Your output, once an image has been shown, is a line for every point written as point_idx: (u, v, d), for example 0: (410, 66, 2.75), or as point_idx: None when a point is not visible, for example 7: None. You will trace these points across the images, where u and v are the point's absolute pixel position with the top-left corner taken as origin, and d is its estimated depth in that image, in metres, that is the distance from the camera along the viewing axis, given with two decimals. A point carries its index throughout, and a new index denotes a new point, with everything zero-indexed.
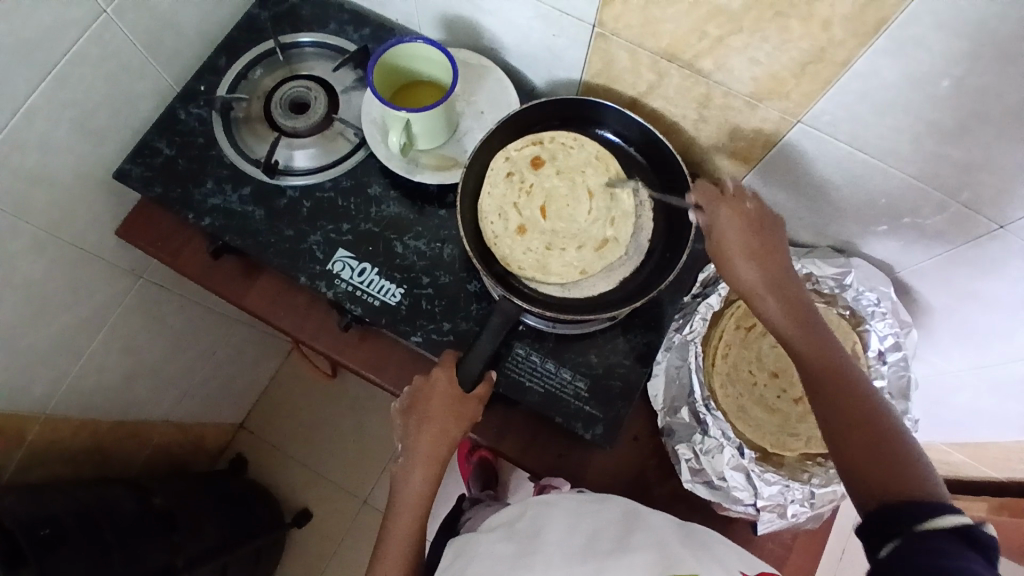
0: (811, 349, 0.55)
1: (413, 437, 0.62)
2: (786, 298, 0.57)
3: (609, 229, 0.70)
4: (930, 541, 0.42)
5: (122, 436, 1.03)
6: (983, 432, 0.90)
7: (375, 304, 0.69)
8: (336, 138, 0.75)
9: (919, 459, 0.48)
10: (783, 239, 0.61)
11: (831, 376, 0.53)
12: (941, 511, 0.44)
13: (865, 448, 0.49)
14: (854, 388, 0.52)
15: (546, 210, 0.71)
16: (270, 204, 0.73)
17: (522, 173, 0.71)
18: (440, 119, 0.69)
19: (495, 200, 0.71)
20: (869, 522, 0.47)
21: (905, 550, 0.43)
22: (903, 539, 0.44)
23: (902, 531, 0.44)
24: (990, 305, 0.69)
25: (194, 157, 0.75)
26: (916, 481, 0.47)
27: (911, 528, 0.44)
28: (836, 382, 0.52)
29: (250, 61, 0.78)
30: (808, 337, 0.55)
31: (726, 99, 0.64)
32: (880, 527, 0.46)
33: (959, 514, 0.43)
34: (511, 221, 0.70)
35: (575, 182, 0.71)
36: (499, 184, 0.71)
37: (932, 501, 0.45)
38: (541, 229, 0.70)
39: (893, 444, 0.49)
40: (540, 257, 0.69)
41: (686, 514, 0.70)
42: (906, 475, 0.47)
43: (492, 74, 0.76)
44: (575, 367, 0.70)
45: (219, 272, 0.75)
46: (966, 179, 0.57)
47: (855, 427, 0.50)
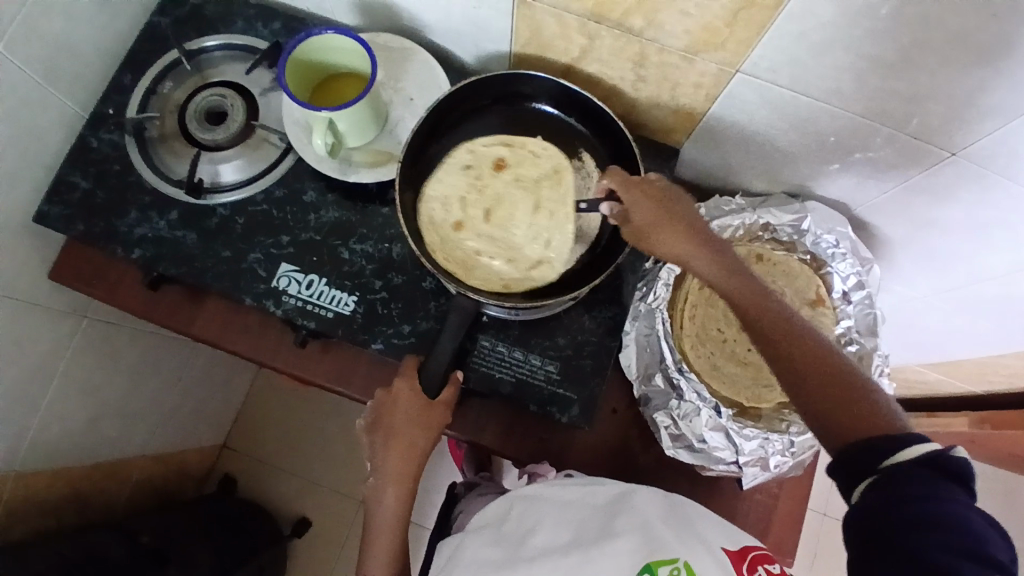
0: (750, 307, 0.54)
1: (382, 454, 0.61)
2: (704, 265, 0.56)
3: (552, 240, 0.68)
4: (913, 481, 0.42)
5: (100, 478, 0.99)
6: (954, 350, 0.92)
7: (329, 316, 0.66)
8: (261, 145, 0.71)
9: (876, 392, 0.48)
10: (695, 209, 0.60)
11: (777, 325, 0.52)
12: (909, 444, 0.44)
13: (822, 393, 0.48)
14: (802, 333, 0.51)
15: (490, 212, 0.68)
16: (201, 226, 0.69)
17: (480, 170, 0.69)
18: (365, 113, 0.64)
19: (442, 188, 0.69)
20: (841, 464, 0.46)
21: (882, 493, 0.43)
22: (874, 479, 0.44)
23: (873, 471, 0.44)
24: (948, 230, 0.69)
25: (114, 186, 0.70)
26: (878, 414, 0.46)
27: (877, 467, 0.44)
28: (782, 337, 0.51)
29: (157, 74, 0.73)
30: (744, 291, 0.54)
31: (662, 56, 0.61)
32: (852, 467, 0.45)
33: (927, 443, 0.43)
34: (451, 214, 0.68)
35: (529, 190, 0.69)
36: (453, 174, 0.69)
37: (895, 434, 0.45)
38: (475, 230, 0.68)
39: (845, 387, 0.48)
40: (467, 258, 0.67)
41: (673, 479, 0.70)
42: (868, 412, 0.47)
43: (415, 55, 0.71)
44: (544, 351, 0.69)
45: (161, 303, 0.71)
46: (914, 110, 0.56)
47: (809, 374, 0.49)
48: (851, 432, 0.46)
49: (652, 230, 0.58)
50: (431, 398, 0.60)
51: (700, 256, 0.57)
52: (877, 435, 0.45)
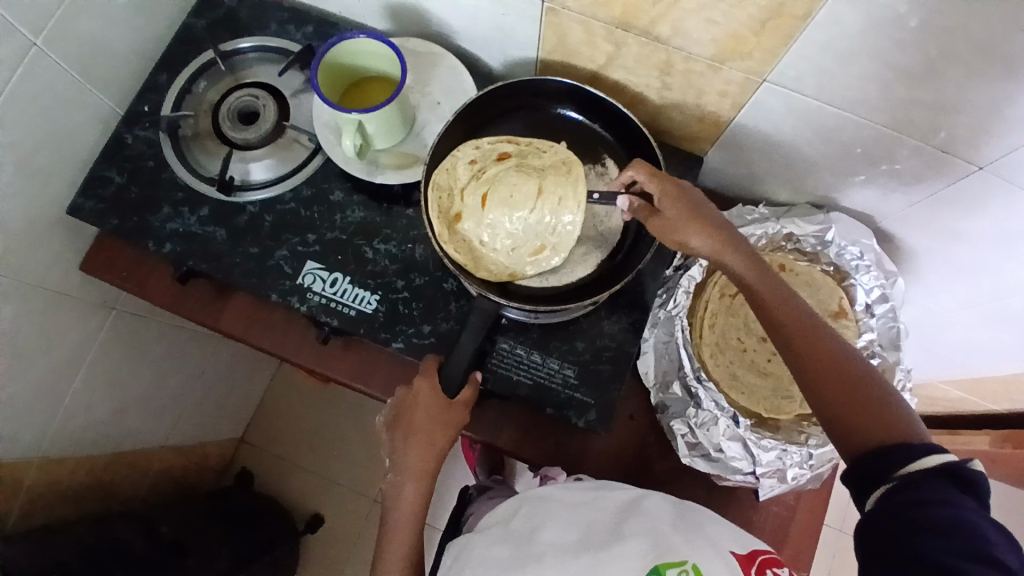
0: (774, 308, 0.53)
1: (401, 452, 0.62)
2: (733, 263, 0.56)
3: (554, 217, 0.65)
4: (920, 487, 0.42)
5: (122, 467, 1.02)
6: (979, 367, 0.91)
7: (352, 314, 0.68)
8: (290, 146, 0.72)
9: (895, 398, 0.48)
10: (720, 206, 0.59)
11: (798, 324, 0.51)
12: (928, 453, 0.44)
13: (843, 395, 0.48)
14: (822, 333, 0.51)
15: (487, 197, 0.65)
16: (230, 223, 0.71)
17: (484, 164, 0.67)
18: (393, 116, 0.65)
19: (447, 180, 0.67)
20: (856, 470, 0.46)
21: (890, 499, 0.43)
22: (890, 487, 0.44)
23: (888, 479, 0.44)
24: (976, 245, 0.68)
25: (147, 182, 0.72)
26: (896, 421, 0.46)
27: (891, 475, 0.44)
28: (805, 339, 0.51)
29: (192, 74, 0.75)
30: (766, 287, 0.54)
31: (688, 64, 0.61)
32: (866, 474, 0.45)
33: (943, 453, 0.43)
34: (455, 207, 0.66)
35: (529, 175, 0.66)
36: (458, 168, 0.67)
37: (913, 443, 0.45)
38: (473, 221, 0.66)
39: (867, 393, 0.48)
40: (470, 252, 0.66)
41: (688, 487, 0.70)
42: (887, 418, 0.47)
43: (443, 60, 0.72)
44: (562, 355, 0.69)
45: (189, 297, 0.73)
46: (943, 122, 0.55)
47: (829, 375, 0.49)
48: (869, 437, 0.46)
49: (679, 226, 0.57)
50: (452, 398, 0.61)
51: (728, 253, 0.56)
52: (895, 442, 0.45)
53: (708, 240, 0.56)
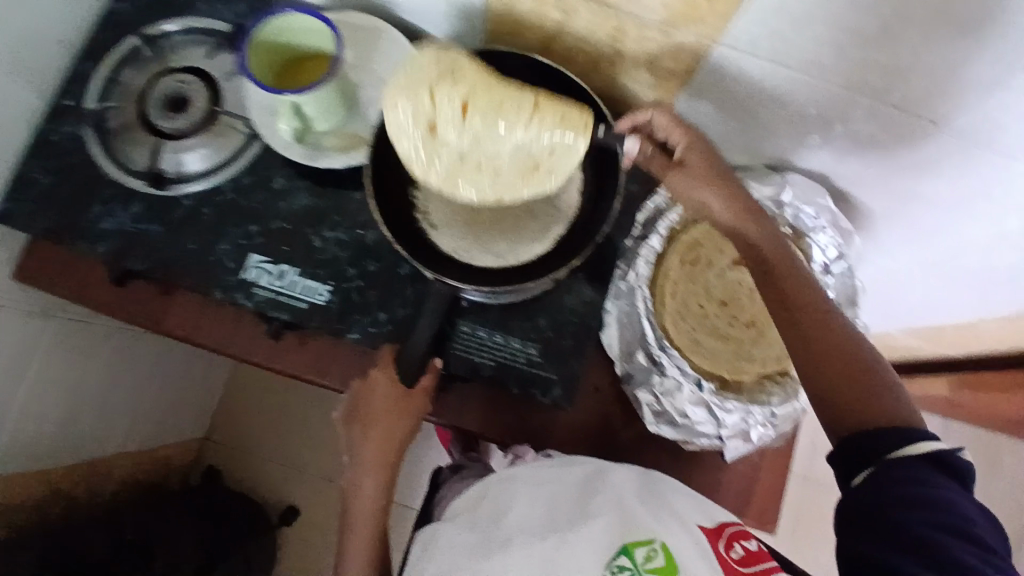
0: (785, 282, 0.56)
1: (360, 443, 0.63)
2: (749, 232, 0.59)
3: (552, 137, 0.56)
4: (908, 468, 0.45)
5: (83, 478, 0.98)
6: (932, 318, 0.93)
7: (303, 306, 0.65)
8: (226, 132, 0.68)
9: (890, 381, 0.50)
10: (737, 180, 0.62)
11: (807, 304, 0.54)
12: (914, 439, 0.46)
13: (838, 375, 0.51)
14: (827, 315, 0.53)
15: (468, 107, 0.55)
16: (168, 218, 0.67)
17: (456, 62, 0.56)
18: (334, 95, 0.62)
19: (411, 81, 0.56)
20: (841, 449, 0.49)
21: (878, 478, 0.45)
22: (873, 469, 0.46)
23: (873, 460, 0.47)
24: (927, 200, 0.69)
25: (75, 179, 0.68)
26: (887, 405, 0.49)
27: (876, 457, 0.47)
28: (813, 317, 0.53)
29: (117, 61, 0.70)
30: (781, 268, 0.56)
31: (640, 30, 0.59)
32: (853, 452, 0.48)
33: (935, 441, 0.46)
34: (426, 115, 0.57)
35: (517, 85, 0.56)
36: (423, 65, 0.56)
37: (905, 428, 0.47)
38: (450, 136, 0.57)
39: (867, 377, 0.50)
40: (451, 169, 0.60)
41: (656, 455, 0.70)
42: (878, 401, 0.49)
43: (385, 33, 0.69)
44: (525, 334, 0.68)
45: (129, 298, 0.69)
46: (893, 80, 0.54)
47: (825, 355, 0.52)
48: (858, 417, 0.49)
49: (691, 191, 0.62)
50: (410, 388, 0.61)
51: (741, 223, 0.60)
52: (882, 425, 0.48)
53: (722, 207, 0.61)
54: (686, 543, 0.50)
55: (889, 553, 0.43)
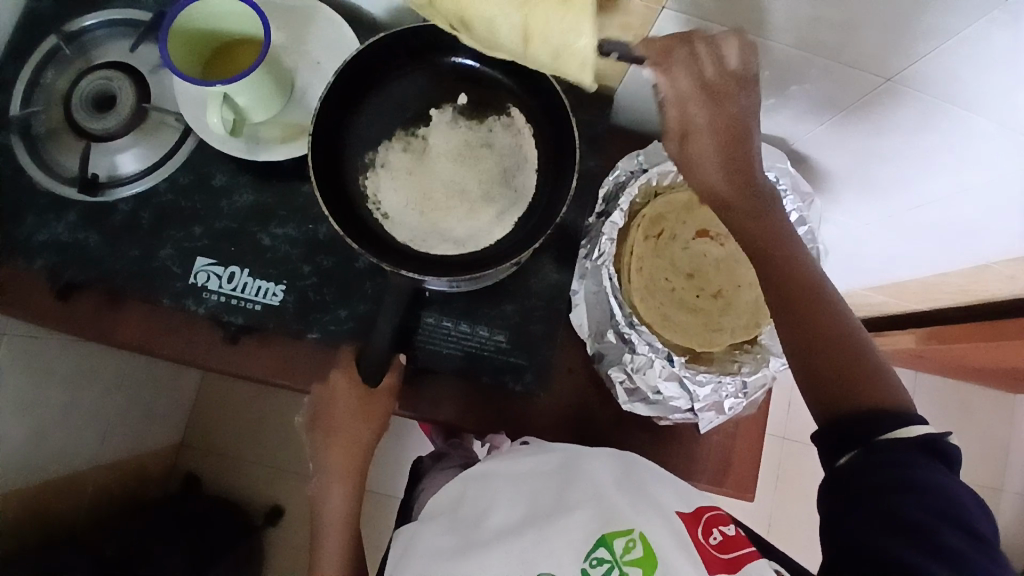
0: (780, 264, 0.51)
1: (324, 450, 0.62)
2: (737, 213, 0.53)
3: (547, 49, 0.46)
4: (899, 452, 0.44)
5: (53, 497, 0.95)
6: (896, 274, 0.94)
7: (258, 308, 0.62)
8: (159, 129, 0.64)
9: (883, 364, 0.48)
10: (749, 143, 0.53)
11: (803, 287, 0.50)
12: (903, 424, 0.45)
13: (831, 359, 0.48)
14: (823, 298, 0.50)
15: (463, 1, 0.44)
16: (105, 225, 0.63)
17: None
18: (267, 83, 0.59)
19: None
20: (829, 426, 0.48)
21: (867, 459, 0.45)
22: (858, 452, 0.46)
23: (862, 442, 0.46)
24: (884, 156, 0.68)
25: (1, 191, 0.63)
26: (880, 388, 0.47)
27: (866, 437, 0.46)
28: (808, 301, 0.49)
29: (36, 62, 0.65)
30: (777, 249, 0.51)
31: None
32: (842, 436, 0.47)
33: (925, 425, 0.45)
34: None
35: None
36: None
37: (897, 411, 0.46)
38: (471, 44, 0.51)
39: (858, 359, 0.48)
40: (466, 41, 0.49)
41: (632, 432, 0.70)
42: (871, 384, 0.47)
43: (318, 13, 0.65)
44: (491, 321, 0.66)
45: (66, 313, 0.63)
46: (843, 36, 0.53)
47: (819, 339, 0.49)
48: (849, 399, 0.47)
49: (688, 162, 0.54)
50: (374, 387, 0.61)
51: (733, 201, 0.53)
52: (874, 408, 0.46)
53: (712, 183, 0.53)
54: (662, 530, 0.50)
55: (884, 537, 0.42)
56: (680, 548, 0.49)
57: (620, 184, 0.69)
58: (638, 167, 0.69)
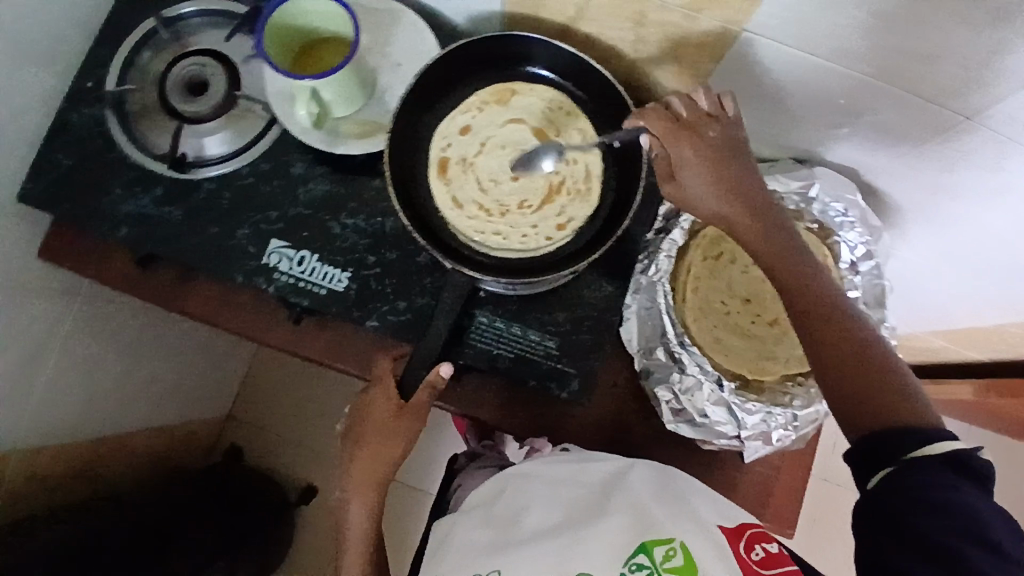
0: (790, 279, 0.50)
1: (350, 463, 0.62)
2: (745, 230, 0.52)
3: None
4: (929, 470, 0.42)
5: (105, 454, 1.00)
6: (961, 318, 0.90)
7: (322, 293, 0.65)
8: (245, 116, 0.68)
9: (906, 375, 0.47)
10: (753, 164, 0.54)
11: (811, 302, 0.49)
12: (934, 439, 0.43)
13: (854, 377, 0.46)
14: (839, 313, 0.48)
15: None
16: (186, 202, 0.67)
17: None
18: (351, 81, 0.61)
19: None
20: (857, 448, 0.45)
21: (896, 480, 0.42)
22: (892, 470, 0.43)
23: (893, 460, 0.44)
24: (959, 196, 0.66)
25: (96, 163, 0.68)
26: (906, 403, 0.45)
27: (897, 457, 0.43)
28: (821, 313, 0.49)
29: (134, 43, 0.69)
30: (787, 266, 0.51)
31: (662, 15, 0.57)
32: (870, 455, 0.44)
33: (955, 441, 0.43)
34: None
35: None
36: None
37: (924, 426, 0.44)
38: (523, 104, 0.66)
39: (881, 374, 0.46)
40: None
41: (673, 452, 0.70)
42: (896, 400, 0.45)
43: (403, 17, 0.67)
44: (542, 326, 0.67)
45: (149, 282, 0.70)
46: (925, 71, 0.52)
47: (840, 357, 0.47)
48: (878, 417, 0.45)
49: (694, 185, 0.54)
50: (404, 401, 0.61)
51: (741, 218, 0.52)
52: (900, 423, 0.44)
53: (717, 203, 0.53)
54: (701, 543, 0.49)
55: (914, 564, 0.40)
56: (718, 558, 0.48)
57: None
58: None
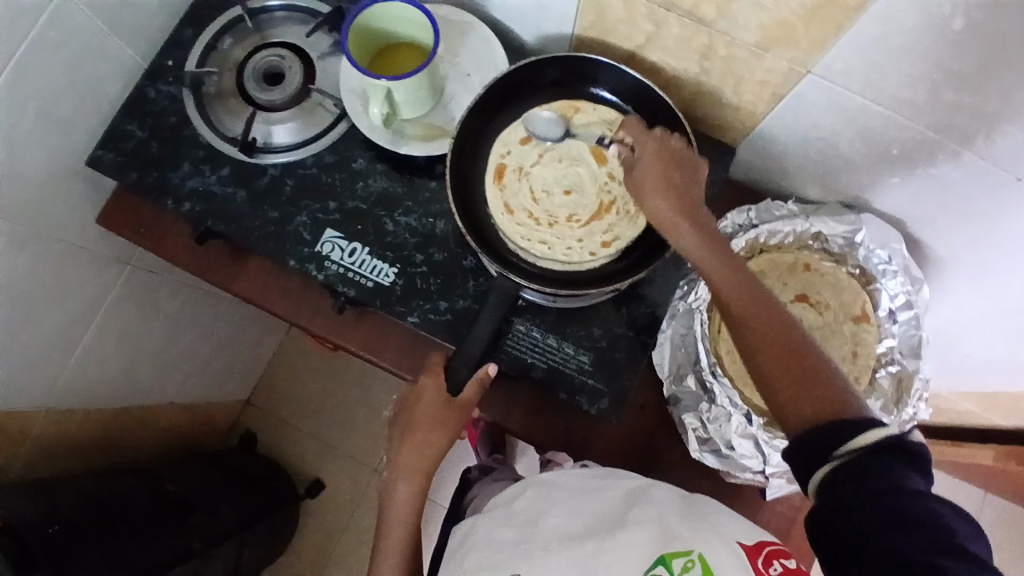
0: (726, 278, 0.52)
1: (398, 449, 0.64)
2: (685, 234, 0.55)
3: None
4: (868, 462, 0.41)
5: (128, 424, 1.02)
6: (993, 381, 0.90)
7: (369, 285, 0.67)
8: (314, 109, 0.71)
9: (834, 369, 0.47)
10: (694, 177, 0.58)
11: (742, 301, 0.50)
12: (862, 429, 0.43)
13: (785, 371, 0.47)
14: (767, 305, 0.50)
15: None
16: (250, 185, 0.69)
17: None
18: (423, 85, 0.64)
19: None
20: (795, 443, 0.45)
21: (838, 478, 0.42)
22: (831, 463, 0.43)
23: (831, 454, 0.43)
24: (1006, 257, 0.66)
25: (168, 138, 0.71)
26: (833, 396, 0.45)
27: (832, 451, 0.43)
28: (753, 311, 0.50)
29: (218, 29, 0.72)
30: (719, 269, 0.52)
31: (730, 50, 0.59)
32: (808, 452, 0.44)
33: (884, 428, 0.42)
34: None
35: None
36: None
37: (853, 416, 0.44)
38: (585, 122, 0.68)
39: (809, 369, 0.47)
40: None
41: (694, 481, 0.70)
42: (825, 394, 0.46)
43: (476, 30, 0.70)
44: (578, 341, 0.68)
45: (206, 258, 0.73)
46: (986, 129, 0.53)
47: (772, 352, 0.48)
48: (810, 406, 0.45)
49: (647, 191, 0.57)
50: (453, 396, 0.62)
51: (683, 223, 0.55)
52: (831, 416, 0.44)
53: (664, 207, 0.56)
54: (726, 558, 0.49)
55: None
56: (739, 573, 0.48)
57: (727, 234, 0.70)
58: (749, 223, 0.69)
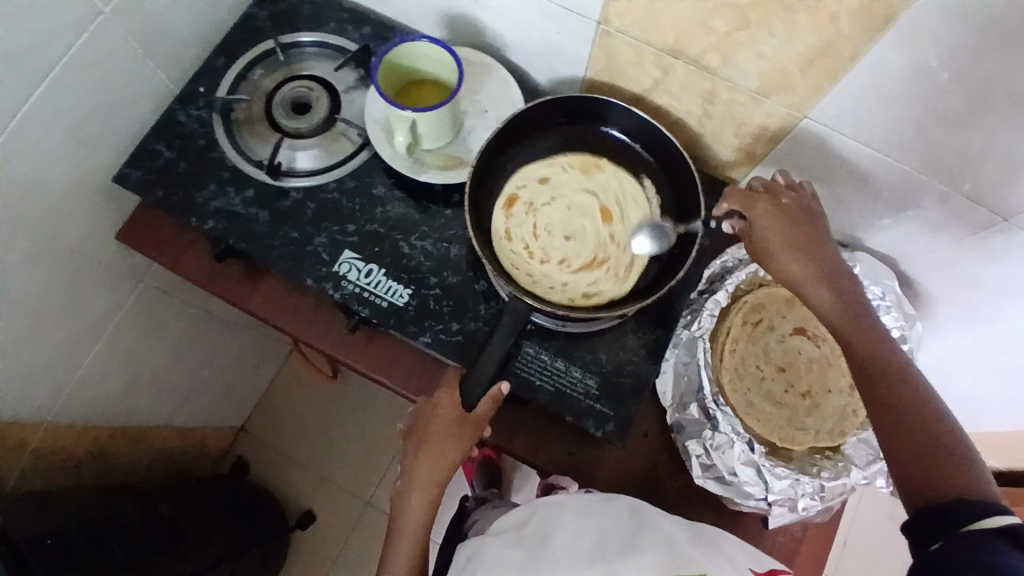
0: (859, 341, 0.54)
1: (413, 460, 0.64)
2: (817, 293, 0.58)
3: None
4: (971, 537, 0.41)
5: (125, 444, 1.01)
6: (985, 419, 0.92)
7: (383, 305, 0.69)
8: (338, 138, 0.74)
9: (971, 452, 0.47)
10: (831, 242, 0.61)
11: (876, 365, 0.52)
12: (987, 513, 0.42)
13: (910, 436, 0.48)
14: (902, 378, 0.51)
15: None
16: (273, 206, 0.72)
17: None
18: (445, 118, 0.67)
19: None
20: (913, 518, 0.45)
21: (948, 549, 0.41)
22: (946, 539, 0.43)
23: (949, 531, 0.43)
24: (993, 294, 0.69)
25: (194, 159, 0.74)
26: (963, 479, 0.45)
27: (951, 527, 0.43)
28: (885, 378, 0.51)
29: (250, 61, 0.77)
30: (854, 332, 0.55)
31: (732, 95, 0.63)
32: (927, 524, 0.44)
33: (1009, 517, 0.41)
34: None
35: None
36: None
37: (980, 502, 0.43)
38: (592, 163, 0.72)
39: (941, 446, 0.47)
40: None
41: (697, 509, 0.70)
42: (954, 475, 0.46)
43: (493, 71, 0.74)
44: (585, 365, 0.70)
45: (223, 276, 0.74)
46: (970, 168, 0.57)
47: (904, 422, 0.49)
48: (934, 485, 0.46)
49: (775, 248, 0.60)
50: (468, 411, 0.62)
51: (817, 283, 0.58)
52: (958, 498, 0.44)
53: (799, 264, 0.59)
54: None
55: None
56: None
57: (727, 269, 0.72)
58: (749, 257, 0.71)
